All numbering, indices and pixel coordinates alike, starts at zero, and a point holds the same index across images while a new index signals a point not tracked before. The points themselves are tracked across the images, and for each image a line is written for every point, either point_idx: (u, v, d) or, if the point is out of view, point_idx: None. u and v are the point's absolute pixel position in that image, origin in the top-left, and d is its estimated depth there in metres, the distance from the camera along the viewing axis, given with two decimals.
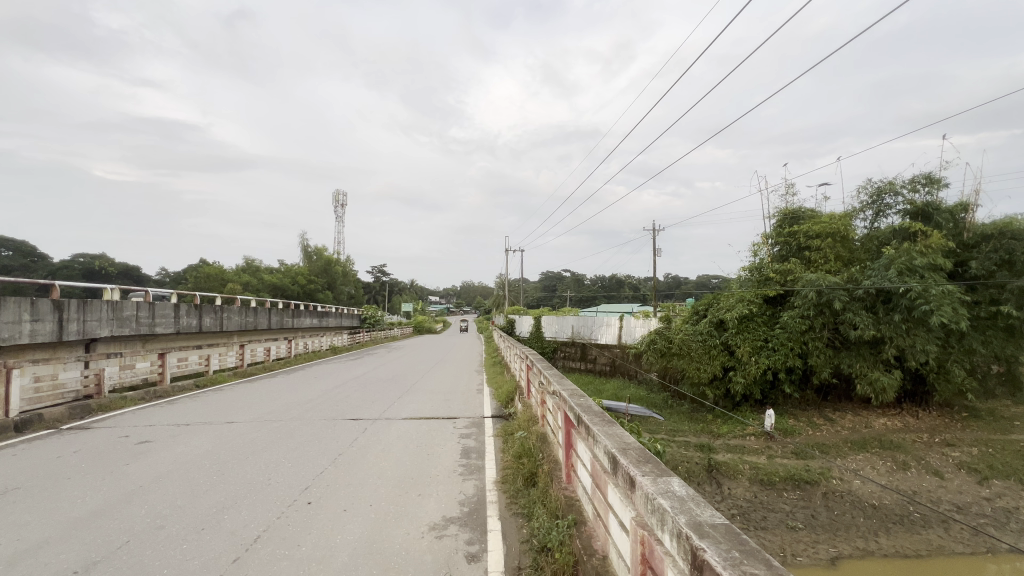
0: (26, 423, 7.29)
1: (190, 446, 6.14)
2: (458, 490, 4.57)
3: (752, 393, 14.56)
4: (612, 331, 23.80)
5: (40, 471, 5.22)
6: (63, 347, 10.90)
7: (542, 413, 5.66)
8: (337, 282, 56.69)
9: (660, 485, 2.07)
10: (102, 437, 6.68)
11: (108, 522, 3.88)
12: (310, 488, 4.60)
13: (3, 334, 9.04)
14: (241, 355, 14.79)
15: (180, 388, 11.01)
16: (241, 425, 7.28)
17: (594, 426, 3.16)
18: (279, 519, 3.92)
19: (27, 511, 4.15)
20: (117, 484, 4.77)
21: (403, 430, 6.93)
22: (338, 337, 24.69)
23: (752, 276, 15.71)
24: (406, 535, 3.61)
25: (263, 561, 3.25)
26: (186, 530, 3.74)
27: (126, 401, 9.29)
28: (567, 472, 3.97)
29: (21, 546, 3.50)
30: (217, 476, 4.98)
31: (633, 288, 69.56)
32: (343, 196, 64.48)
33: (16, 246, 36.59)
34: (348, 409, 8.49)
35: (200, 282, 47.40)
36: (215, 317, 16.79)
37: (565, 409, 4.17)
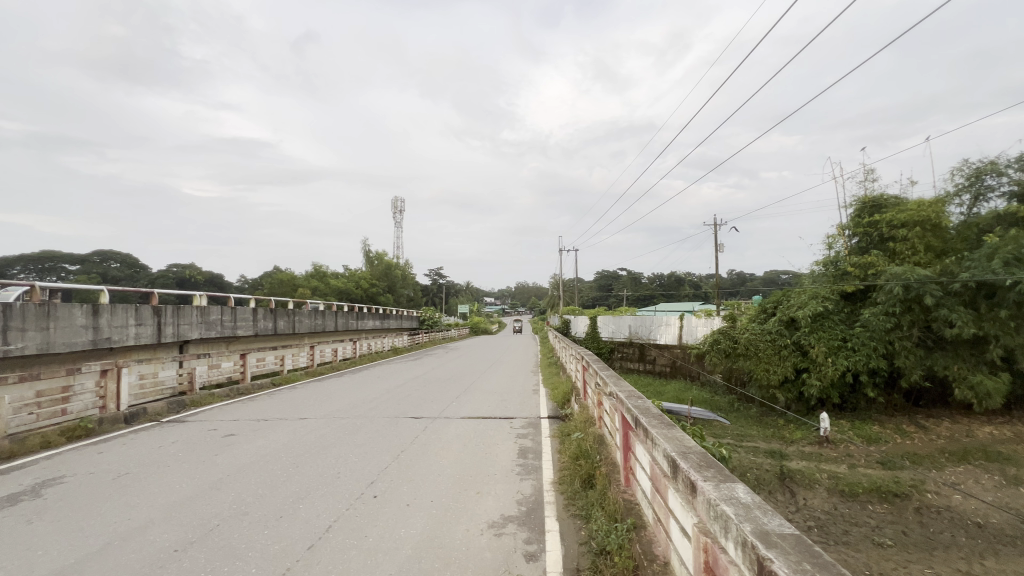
0: (134, 415, 8.23)
1: (269, 440, 6.64)
2: (516, 489, 4.62)
3: (830, 397, 13.49)
4: (671, 331, 23.07)
5: (145, 459, 5.86)
6: (162, 349, 12.16)
7: (599, 414, 5.60)
8: (397, 286, 59.09)
9: (723, 491, 1.99)
10: (195, 430, 7.42)
11: (202, 506, 4.30)
12: (376, 483, 4.83)
13: (114, 337, 10.24)
14: (312, 355, 15.76)
15: (260, 386, 11.94)
16: (313, 421, 7.79)
17: (653, 428, 3.09)
18: (348, 511, 4.14)
19: (136, 493, 4.68)
20: (208, 473, 5.26)
21: (462, 429, 7.08)
22: (399, 338, 25.69)
23: (827, 271, 14.64)
24: (467, 531, 3.71)
25: (334, 550, 3.45)
26: (267, 517, 4.05)
27: (214, 397, 10.21)
28: (625, 475, 3.88)
29: (131, 524, 3.95)
30: (293, 468, 5.36)
31: (694, 286, 66.81)
32: (401, 202, 67.35)
33: (123, 258, 41.41)
34: (409, 408, 8.81)
35: (275, 288, 51.17)
36: (288, 320, 18.02)
37: (623, 410, 4.09)
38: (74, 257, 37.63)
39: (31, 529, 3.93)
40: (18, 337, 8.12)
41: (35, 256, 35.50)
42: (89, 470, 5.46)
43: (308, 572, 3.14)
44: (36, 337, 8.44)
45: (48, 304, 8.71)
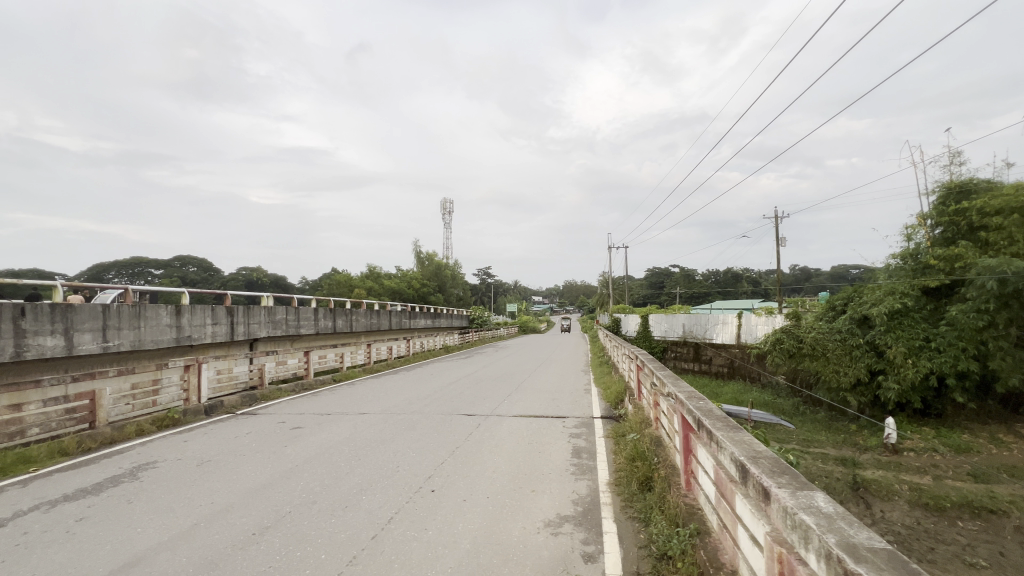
0: (213, 408, 8.91)
1: (332, 433, 6.99)
2: (571, 489, 4.58)
3: (911, 401, 12.40)
4: (729, 330, 22.16)
5: (224, 448, 6.35)
6: (235, 346, 13.11)
7: (655, 415, 5.45)
8: (447, 285, 60.44)
9: (801, 499, 1.87)
10: (266, 422, 7.95)
11: (275, 494, 4.60)
12: (433, 477, 4.96)
13: (194, 335, 11.14)
14: (369, 353, 16.41)
15: (322, 381, 12.58)
16: (372, 416, 8.13)
17: (717, 431, 2.96)
18: (407, 504, 4.28)
19: (217, 479, 5.08)
20: (278, 463, 5.62)
21: (514, 427, 7.12)
22: (450, 337, 26.23)
23: (905, 265, 13.51)
24: (524, 528, 3.73)
25: (396, 540, 3.58)
26: (333, 506, 4.27)
27: (281, 392, 10.87)
28: (686, 479, 3.75)
29: (213, 508, 4.30)
30: (355, 461, 5.61)
31: (753, 282, 63.56)
32: (450, 204, 68.84)
33: (199, 263, 45.08)
34: (462, 405, 8.96)
35: (333, 289, 53.77)
36: (346, 319, 18.87)
37: (682, 412, 3.95)
38: (158, 262, 41.41)
39: (131, 508, 4.36)
40: (115, 335, 9.03)
41: (126, 261, 39.36)
42: (177, 457, 5.99)
43: (373, 561, 3.27)
44: (129, 335, 9.34)
45: (138, 305, 9.62)
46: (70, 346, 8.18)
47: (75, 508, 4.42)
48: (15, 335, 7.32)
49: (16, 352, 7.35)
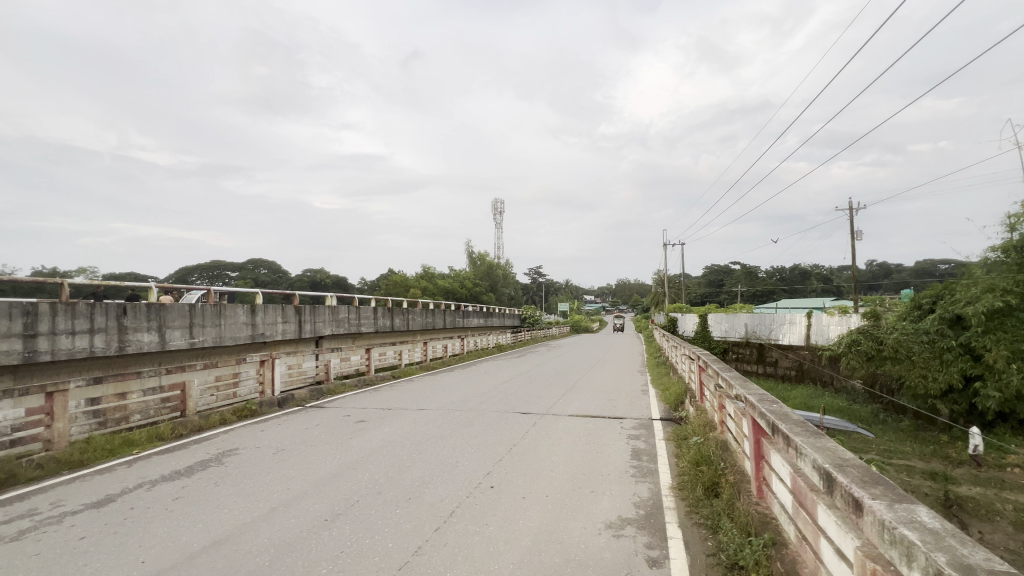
0: (285, 400, 9.50)
1: (394, 427, 7.27)
2: (631, 491, 4.48)
3: (1015, 412, 11.02)
4: (796, 331, 20.96)
5: (296, 438, 6.77)
6: (303, 343, 13.94)
7: (721, 418, 5.21)
8: (498, 284, 61.09)
9: (900, 512, 1.72)
10: (333, 415, 8.40)
11: (344, 483, 4.85)
12: (492, 474, 5.02)
13: (267, 333, 11.94)
14: (425, 351, 16.90)
15: (382, 377, 13.10)
16: (430, 412, 8.36)
17: (796, 436, 2.78)
18: (468, 499, 4.36)
19: (292, 467, 5.43)
20: (345, 454, 5.91)
21: (571, 427, 7.06)
22: (502, 336, 26.47)
23: (1008, 259, 11.62)
24: (584, 529, 3.68)
25: (459, 533, 3.66)
26: (398, 497, 4.43)
27: (345, 387, 11.43)
28: (758, 486, 3.55)
29: (289, 494, 4.60)
30: (416, 455, 5.80)
31: (825, 280, 59.12)
32: (501, 204, 69.69)
33: (270, 265, 48.39)
34: (517, 403, 9.01)
35: (390, 289, 55.89)
36: (403, 318, 19.52)
37: (753, 414, 3.75)
38: (234, 266, 44.91)
39: (218, 490, 4.75)
40: (200, 332, 9.87)
41: (207, 264, 43.00)
42: (256, 445, 6.46)
43: (437, 552, 3.36)
44: (211, 332, 10.19)
45: (219, 304, 10.46)
46: (163, 341, 9.04)
47: (172, 488, 4.88)
48: (118, 331, 8.18)
49: (119, 346, 8.21)
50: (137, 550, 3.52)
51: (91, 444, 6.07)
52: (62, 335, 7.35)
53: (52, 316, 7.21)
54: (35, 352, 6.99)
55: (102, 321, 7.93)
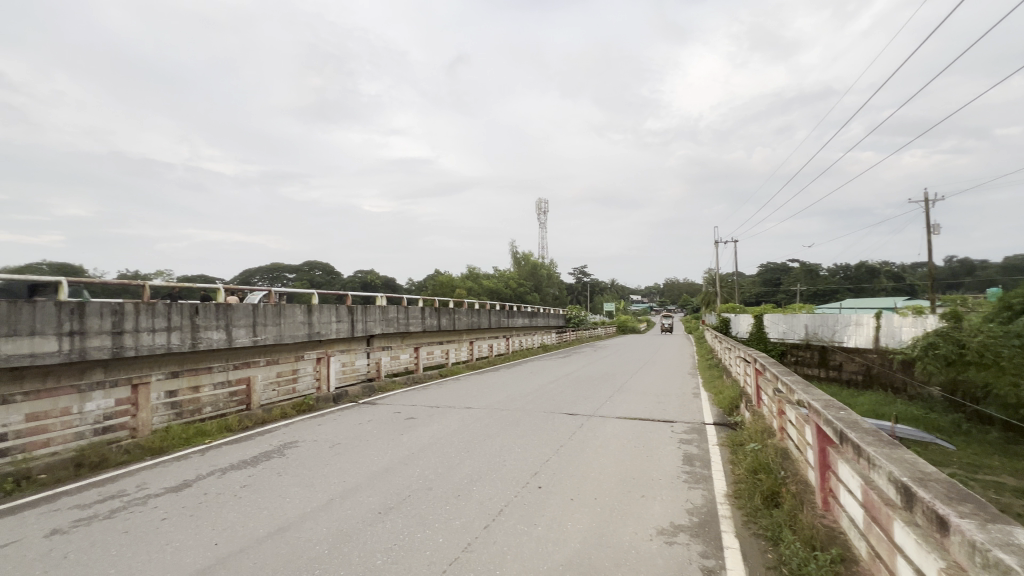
0: (339, 397, 9.89)
1: (442, 425, 7.44)
2: (684, 498, 4.34)
3: None
4: (862, 334, 19.36)
5: (350, 433, 7.07)
6: (356, 342, 14.51)
7: (780, 424, 4.94)
8: (543, 284, 61.03)
9: (994, 533, 1.57)
10: (384, 411, 8.70)
11: (396, 477, 5.01)
12: (540, 474, 5.02)
13: (323, 331, 12.52)
14: (471, 350, 17.14)
15: (430, 375, 13.41)
16: (477, 410, 8.48)
17: (868, 446, 2.59)
18: (516, 498, 4.38)
19: (347, 460, 5.68)
20: (396, 449, 6.10)
21: (619, 430, 6.93)
22: (547, 336, 26.40)
23: None
24: (635, 534, 3.61)
25: (508, 532, 3.68)
26: (447, 494, 4.52)
27: (395, 384, 11.79)
28: (823, 497, 3.35)
29: (345, 486, 4.81)
30: (465, 452, 5.90)
31: (897, 278, 54.61)
32: (545, 204, 69.69)
33: (324, 267, 50.76)
34: (563, 404, 8.95)
35: (437, 289, 57.17)
36: (450, 318, 19.88)
37: (817, 421, 3.53)
38: (292, 267, 47.49)
39: (280, 480, 5.04)
40: (262, 330, 10.52)
41: (268, 267, 45.80)
42: (313, 438, 6.80)
43: (486, 550, 3.39)
44: (272, 330, 10.82)
45: (279, 304, 11.08)
46: (230, 339, 9.70)
47: (239, 476, 5.22)
48: (191, 329, 8.86)
49: (192, 343, 8.89)
50: (211, 532, 3.79)
51: (169, 433, 6.61)
52: (144, 333, 8.05)
53: (136, 315, 7.91)
54: (121, 347, 7.69)
55: (177, 320, 8.61)
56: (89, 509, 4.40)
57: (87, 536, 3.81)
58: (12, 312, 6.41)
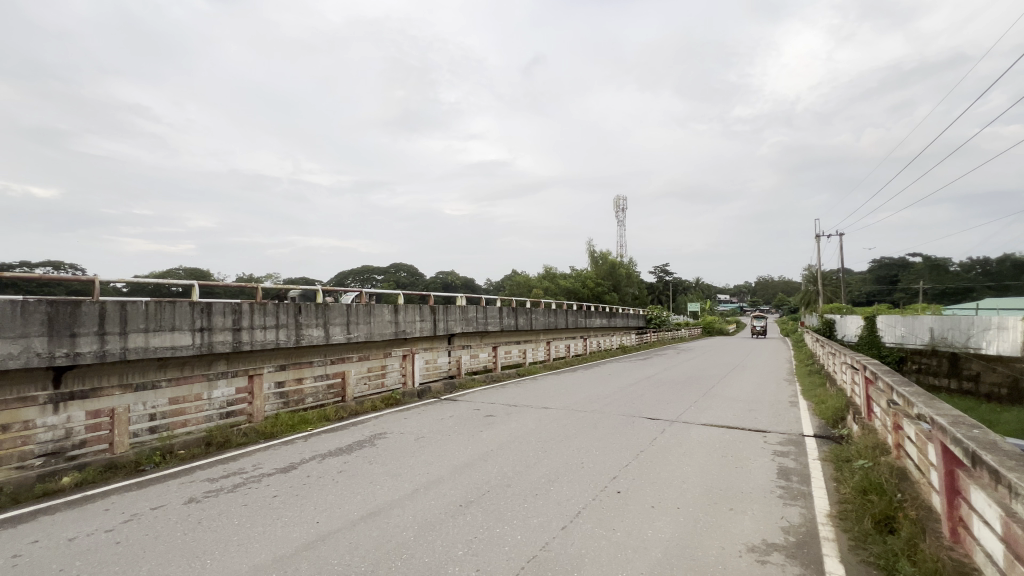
0: (423, 392, 10.38)
1: (520, 423, 7.55)
2: (779, 515, 4.01)
3: None
4: (1010, 339, 16.54)
5: (434, 427, 7.42)
6: (437, 340, 15.15)
7: (897, 440, 4.39)
8: (622, 283, 59.37)
9: None
10: (464, 408, 9.03)
11: (476, 472, 5.19)
12: (619, 479, 4.91)
13: (408, 330, 13.24)
14: (548, 350, 17.14)
15: (508, 374, 13.65)
16: (554, 410, 8.50)
17: (1008, 471, 2.23)
18: (595, 501, 4.33)
19: (431, 453, 5.98)
20: (476, 445, 6.31)
21: (705, 437, 6.56)
22: (626, 337, 25.66)
23: None
24: (722, 549, 3.41)
25: (586, 535, 3.65)
26: (526, 492, 4.59)
27: (475, 382, 12.14)
28: (951, 527, 2.93)
29: (429, 477, 5.07)
30: (542, 452, 5.94)
31: None
32: (623, 200, 68.08)
33: (408, 268, 53.58)
34: (644, 408, 8.66)
35: (514, 289, 57.92)
36: (527, 318, 20.04)
37: (943, 440, 3.10)
38: (380, 269, 50.74)
39: (372, 468, 5.44)
40: (355, 328, 11.39)
41: (359, 269, 49.34)
42: (401, 431, 7.23)
43: (564, 550, 3.41)
44: (364, 329, 11.66)
45: (369, 304, 11.90)
46: (328, 336, 10.62)
47: (336, 462, 5.71)
48: (295, 327, 9.82)
49: (296, 340, 9.86)
50: (314, 511, 4.19)
51: (278, 419, 7.38)
52: (257, 329, 9.07)
53: (251, 314, 8.95)
54: (239, 342, 8.74)
55: (284, 318, 9.60)
56: (217, 483, 5.07)
57: (216, 506, 4.40)
58: (158, 310, 7.55)
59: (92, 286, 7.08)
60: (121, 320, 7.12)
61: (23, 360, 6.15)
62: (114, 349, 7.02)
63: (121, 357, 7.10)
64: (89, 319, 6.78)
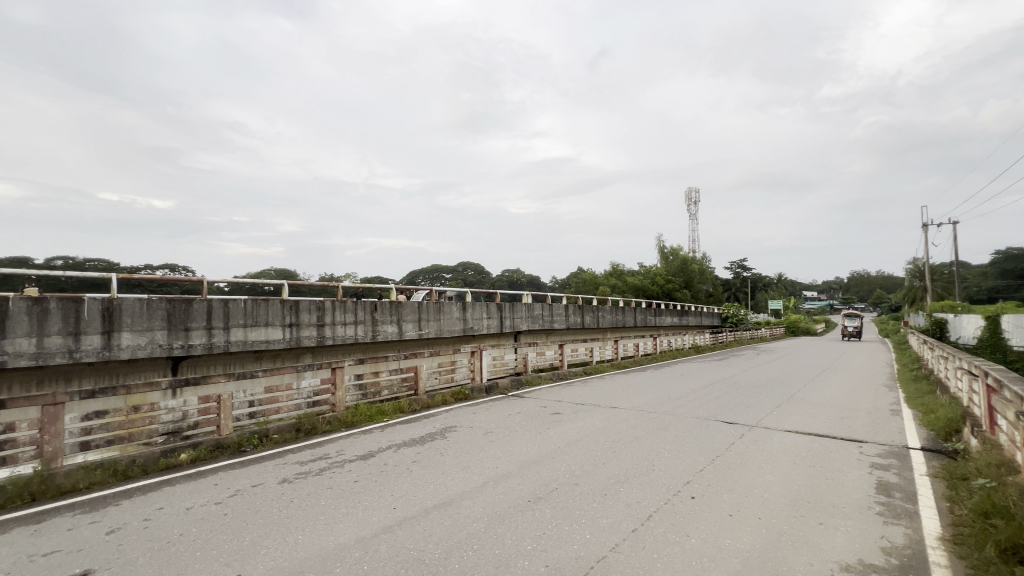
0: (491, 388, 10.58)
1: (588, 422, 7.47)
2: (878, 533, 3.64)
3: None
4: None
5: (502, 423, 7.55)
6: (504, 337, 15.36)
7: None
8: (694, 280, 56.58)
9: None
10: (531, 405, 9.10)
11: (544, 469, 5.22)
12: (693, 484, 4.70)
13: (475, 327, 13.56)
14: (615, 349, 16.75)
15: (575, 372, 13.53)
16: (623, 410, 8.32)
17: None
18: (667, 505, 4.19)
19: (500, 448, 6.09)
20: (543, 442, 6.34)
21: (790, 445, 6.10)
22: (700, 336, 24.43)
23: None
24: (811, 566, 3.16)
25: (657, 539, 3.54)
26: (594, 491, 4.54)
27: (541, 379, 12.17)
28: None
29: (497, 471, 5.17)
30: (611, 452, 5.84)
31: None
32: (695, 193, 64.94)
33: (475, 267, 54.75)
34: (720, 411, 8.20)
35: (580, 287, 57.20)
36: (593, 316, 19.74)
37: None
38: (448, 268, 52.36)
39: (443, 459, 5.65)
40: (426, 325, 11.86)
41: (429, 268, 51.24)
42: (470, 425, 7.44)
43: (635, 554, 3.32)
44: (434, 325, 12.11)
45: (439, 302, 12.34)
46: (401, 332, 11.16)
47: (410, 452, 5.99)
48: (371, 323, 10.42)
49: (373, 335, 10.46)
50: (391, 497, 4.44)
51: (358, 410, 7.88)
52: (338, 325, 9.73)
53: (332, 311, 9.62)
54: (323, 337, 9.44)
55: (362, 315, 10.22)
56: (306, 466, 5.52)
57: (305, 487, 4.79)
58: (254, 307, 8.34)
59: (201, 286, 7.96)
60: (224, 315, 7.95)
61: (149, 350, 7.08)
62: (219, 342, 7.87)
63: (225, 348, 7.94)
64: (199, 315, 7.65)
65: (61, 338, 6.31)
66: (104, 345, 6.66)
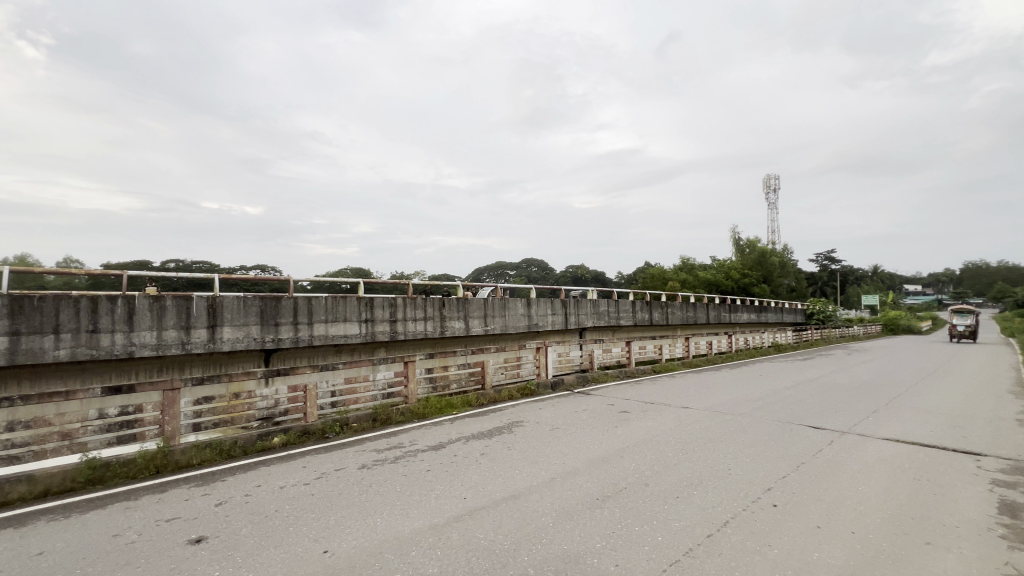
0: (557, 384, 10.55)
1: (657, 422, 7.24)
2: (1001, 558, 3.20)
3: None
4: None
5: (568, 420, 7.52)
6: (569, 333, 15.25)
7: None
8: (774, 275, 52.71)
9: None
10: (598, 402, 8.97)
11: (612, 468, 5.13)
12: (775, 491, 4.40)
13: (540, 323, 13.58)
14: (686, 347, 16.03)
15: (644, 370, 13.14)
16: (695, 411, 7.97)
17: None
18: (745, 512, 3.96)
19: (567, 445, 6.08)
20: (611, 440, 6.24)
21: (889, 454, 5.52)
22: (781, 334, 22.73)
23: None
24: None
25: (735, 547, 3.36)
26: (666, 493, 4.40)
27: (608, 376, 11.95)
28: None
29: (564, 468, 5.17)
30: (684, 453, 5.62)
31: None
32: (774, 179, 60.38)
33: (539, 264, 54.78)
34: (807, 415, 7.59)
35: (648, 283, 55.34)
36: (662, 312, 19.04)
37: None
38: (512, 266, 52.88)
39: (510, 453, 5.74)
40: (492, 321, 12.07)
41: (493, 266, 52.07)
42: (537, 420, 7.49)
43: (710, 560, 3.19)
44: (499, 321, 12.31)
45: (504, 299, 12.51)
46: (468, 327, 11.45)
47: (479, 445, 6.14)
48: (440, 319, 10.79)
49: (441, 330, 10.84)
50: (461, 487, 4.60)
51: (429, 402, 8.20)
52: (409, 321, 10.18)
53: (403, 308, 10.08)
54: (395, 332, 9.91)
55: (431, 311, 10.62)
56: (382, 454, 5.85)
57: (382, 474, 5.08)
58: (334, 304, 8.95)
59: (288, 285, 8.68)
60: (308, 312, 8.61)
61: (246, 343, 7.84)
62: (304, 336, 8.53)
63: (309, 342, 8.59)
64: (287, 311, 8.34)
65: (175, 331, 7.17)
66: (209, 338, 7.47)
